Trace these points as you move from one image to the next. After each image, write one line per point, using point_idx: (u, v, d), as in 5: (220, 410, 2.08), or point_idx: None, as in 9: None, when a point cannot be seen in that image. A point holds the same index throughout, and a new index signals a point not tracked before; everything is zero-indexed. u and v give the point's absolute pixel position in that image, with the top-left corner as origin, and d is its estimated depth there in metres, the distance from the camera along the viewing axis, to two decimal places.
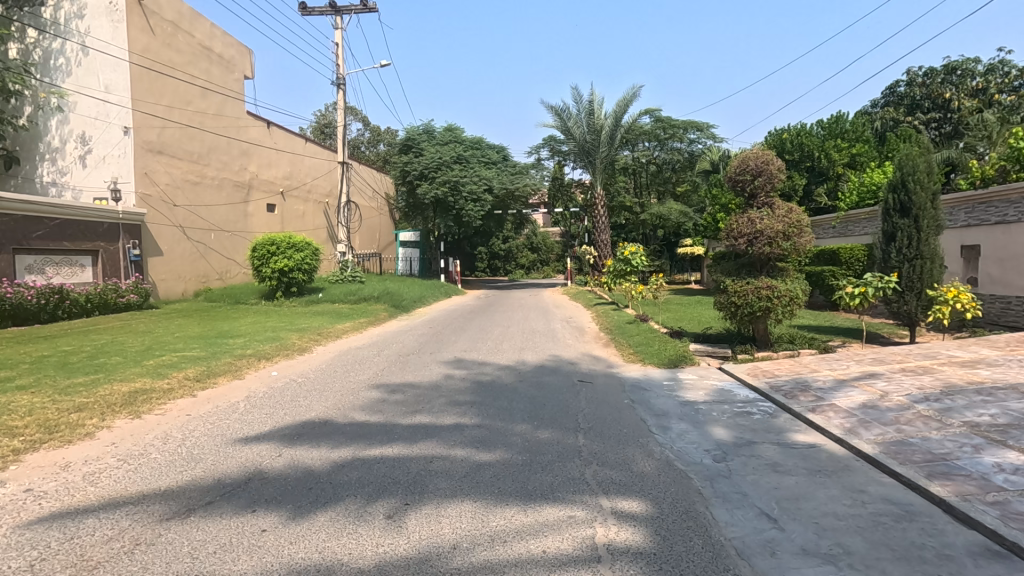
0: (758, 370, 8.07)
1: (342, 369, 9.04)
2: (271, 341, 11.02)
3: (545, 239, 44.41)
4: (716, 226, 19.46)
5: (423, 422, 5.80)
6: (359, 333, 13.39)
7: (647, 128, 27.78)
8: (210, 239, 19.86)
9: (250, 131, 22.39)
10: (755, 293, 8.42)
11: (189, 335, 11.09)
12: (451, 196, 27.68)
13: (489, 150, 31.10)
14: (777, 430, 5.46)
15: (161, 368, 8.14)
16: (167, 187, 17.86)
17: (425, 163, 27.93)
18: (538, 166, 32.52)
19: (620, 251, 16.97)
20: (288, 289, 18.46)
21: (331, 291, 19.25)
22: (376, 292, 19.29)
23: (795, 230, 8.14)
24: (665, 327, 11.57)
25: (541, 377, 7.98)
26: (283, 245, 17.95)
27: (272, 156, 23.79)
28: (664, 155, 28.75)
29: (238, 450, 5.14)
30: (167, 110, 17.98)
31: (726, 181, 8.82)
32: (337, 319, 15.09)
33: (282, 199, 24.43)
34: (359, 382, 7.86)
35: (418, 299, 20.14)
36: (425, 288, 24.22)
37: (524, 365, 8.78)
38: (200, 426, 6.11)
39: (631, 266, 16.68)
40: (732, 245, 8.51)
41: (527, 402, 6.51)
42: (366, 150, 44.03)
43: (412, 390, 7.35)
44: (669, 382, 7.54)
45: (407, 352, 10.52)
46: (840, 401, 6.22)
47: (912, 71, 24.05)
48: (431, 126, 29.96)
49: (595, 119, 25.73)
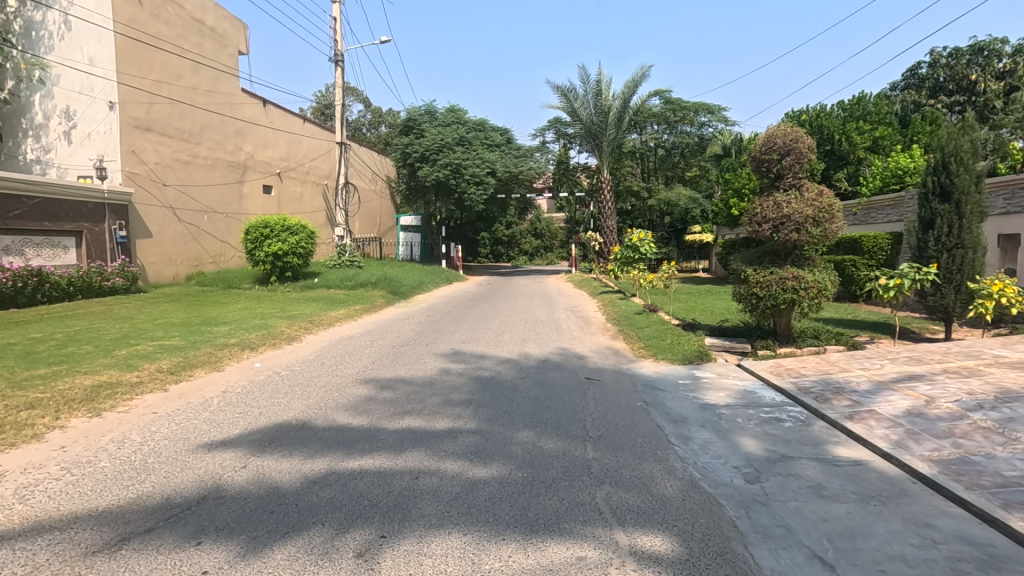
0: (781, 368, 7.39)
1: (330, 361, 8.41)
2: (258, 329, 10.37)
3: (549, 225, 43.60)
4: (728, 213, 18.69)
5: (412, 426, 5.15)
6: (354, 321, 12.76)
7: (656, 110, 26.88)
8: (203, 220, 19.20)
9: (245, 109, 21.62)
10: (779, 285, 7.71)
11: (171, 322, 10.46)
12: (453, 179, 26.90)
13: (492, 132, 30.23)
14: (814, 443, 4.79)
15: (132, 359, 7.51)
16: (156, 166, 17.14)
17: (427, 144, 27.12)
18: (543, 149, 31.64)
19: (628, 237, 16.19)
20: (283, 274, 17.83)
21: (328, 276, 18.60)
22: (374, 277, 18.66)
23: (825, 215, 7.41)
24: (677, 319, 10.90)
25: (544, 373, 7.32)
26: (277, 228, 17.20)
27: (268, 136, 23.04)
28: (673, 139, 27.87)
29: (198, 461, 4.49)
30: (156, 85, 17.20)
31: (749, 161, 8.07)
32: (331, 305, 14.47)
33: (278, 181, 23.72)
34: (346, 377, 7.22)
35: (418, 286, 19.53)
36: (425, 274, 23.58)
37: (526, 359, 8.13)
38: (166, 427, 5.49)
39: (639, 253, 15.97)
40: (755, 231, 7.77)
41: (529, 403, 5.85)
42: (367, 133, 43.21)
43: (403, 386, 6.71)
44: (686, 381, 6.87)
45: (402, 343, 9.87)
46: (881, 407, 5.54)
47: (936, 52, 23.05)
48: (433, 107, 29.12)
49: (602, 99, 24.88)
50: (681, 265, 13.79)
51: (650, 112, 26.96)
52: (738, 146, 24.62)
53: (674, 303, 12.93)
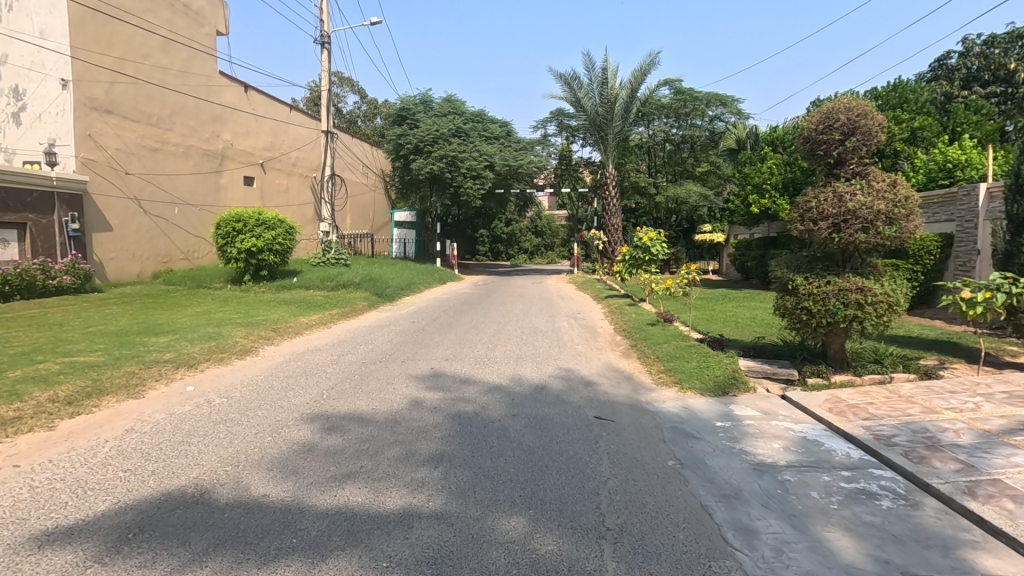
0: (843, 406, 5.84)
1: (280, 385, 6.88)
2: (206, 339, 8.82)
3: (551, 223, 42.05)
4: (746, 211, 17.15)
5: (351, 506, 3.61)
6: (327, 328, 11.22)
7: (665, 101, 25.28)
8: (174, 213, 17.65)
9: (224, 93, 20.06)
10: (838, 298, 6.16)
11: (104, 330, 8.91)
12: (448, 173, 25.33)
13: (491, 124, 28.68)
14: (941, 542, 3.25)
15: (23, 384, 5.98)
16: (117, 153, 15.58)
17: (421, 135, 25.51)
18: (544, 142, 30.09)
19: (638, 236, 14.61)
20: (258, 273, 16.28)
21: (308, 276, 17.06)
22: (358, 276, 17.13)
23: (901, 212, 5.84)
24: (699, 333, 9.35)
25: (542, 406, 5.78)
26: (250, 222, 15.65)
27: (249, 123, 21.49)
28: (682, 133, 26.27)
29: (6, 573, 2.92)
30: (119, 63, 15.64)
31: (797, 144, 6.52)
32: (305, 309, 12.93)
33: (260, 172, 22.16)
34: (291, 413, 5.67)
35: (407, 286, 18.01)
36: (417, 273, 22.07)
37: (520, 386, 6.59)
38: (10, 494, 3.92)
39: (650, 254, 14.39)
40: (808, 231, 6.20)
41: (521, 463, 4.31)
42: (362, 125, 41.68)
43: (358, 427, 5.18)
44: (726, 423, 5.32)
45: (375, 359, 8.32)
46: (1008, 477, 4.00)
47: (970, 39, 21.49)
48: (429, 96, 27.55)
49: (607, 89, 23.30)
50: (701, 268, 12.22)
51: (659, 103, 25.39)
52: (753, 140, 23.07)
53: (693, 312, 11.38)
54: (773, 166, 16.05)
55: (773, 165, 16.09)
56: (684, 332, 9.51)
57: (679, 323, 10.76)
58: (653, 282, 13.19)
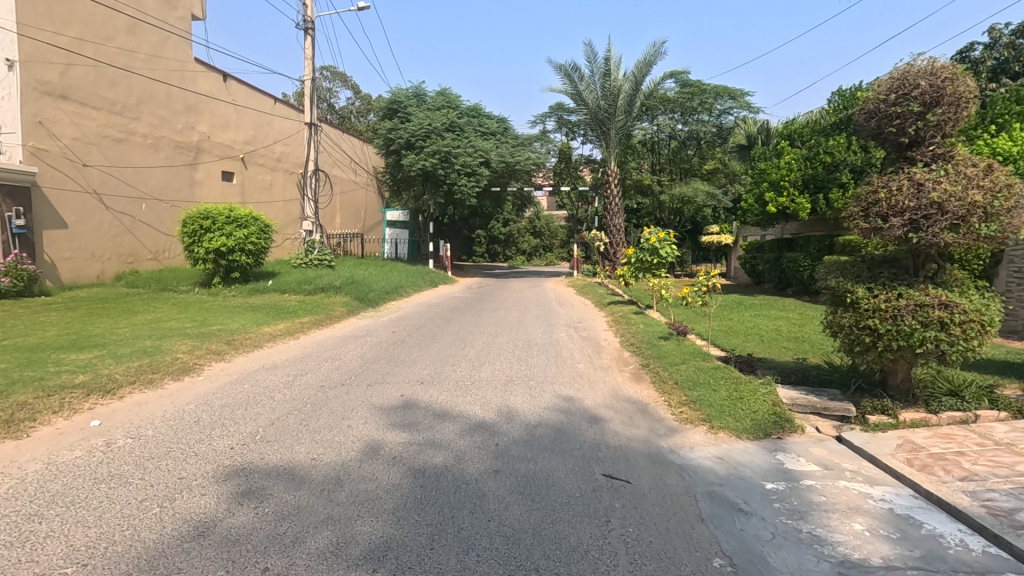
0: (925, 455, 4.51)
1: (209, 420, 5.51)
2: (138, 355, 7.45)
3: (549, 223, 40.75)
4: (760, 210, 15.80)
5: None
6: (293, 339, 9.86)
7: (670, 95, 23.92)
8: (141, 209, 16.32)
9: (199, 81, 18.75)
10: (913, 316, 4.83)
11: (19, 344, 7.53)
12: (441, 169, 23.98)
13: (487, 119, 27.36)
14: None
15: None
16: (74, 143, 14.24)
17: (413, 129, 24.16)
18: (543, 138, 28.77)
19: (645, 237, 13.23)
20: (229, 275, 14.90)
21: (285, 278, 15.75)
22: (339, 279, 15.84)
23: (1001, 205, 4.50)
24: (721, 351, 7.99)
25: (534, 459, 4.42)
26: (219, 219, 14.30)
27: (228, 115, 20.18)
28: (689, 128, 24.85)
29: None
30: (77, 44, 14.34)
31: (858, 121, 5.20)
32: (273, 316, 11.57)
33: (239, 166, 20.82)
34: (204, 466, 4.29)
35: (394, 289, 16.71)
36: (406, 275, 20.80)
37: (507, 423, 5.24)
38: None
39: (658, 257, 13.02)
40: (876, 229, 4.86)
41: (500, 566, 2.95)
42: (355, 121, 40.31)
43: (284, 490, 3.83)
44: (780, 487, 3.97)
45: (338, 381, 6.96)
46: None
47: (999, 29, 20.28)
48: (421, 89, 26.20)
49: (610, 81, 22.00)
50: (718, 273, 10.82)
51: (664, 96, 24.00)
52: (764, 136, 21.70)
53: (710, 322, 10.01)
54: (791, 161, 14.60)
55: (790, 159, 14.68)
56: (703, 349, 8.15)
57: (694, 336, 9.38)
58: (663, 287, 11.81)
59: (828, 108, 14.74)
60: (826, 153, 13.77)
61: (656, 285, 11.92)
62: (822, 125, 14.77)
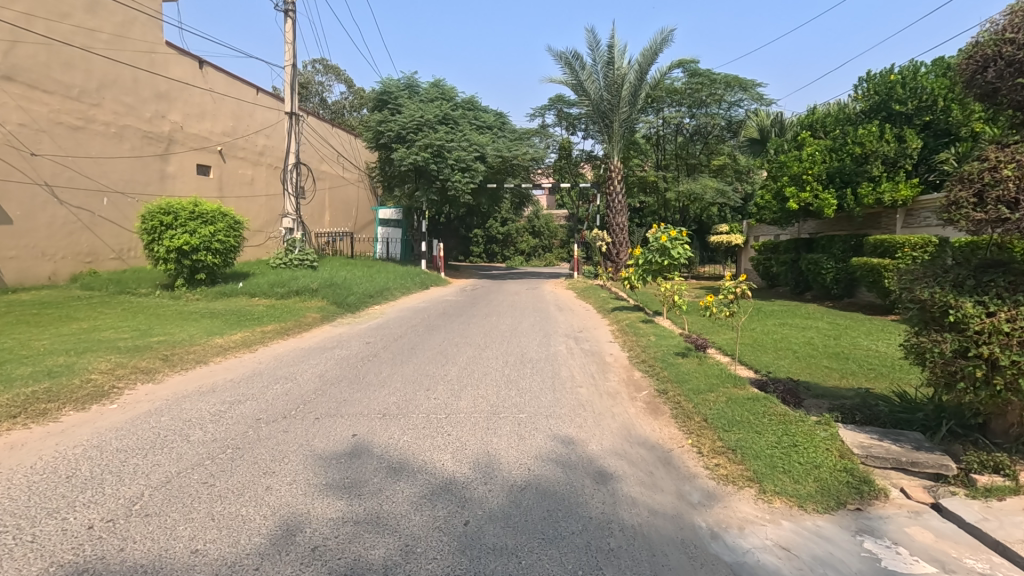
0: None
1: (90, 471, 4.16)
2: (40, 377, 6.10)
3: (549, 223, 39.35)
4: (779, 207, 14.40)
5: None
6: (248, 353, 8.51)
7: (677, 86, 22.49)
8: (102, 204, 15.01)
9: (171, 67, 17.46)
10: None
11: None
12: (434, 164, 22.58)
13: (484, 112, 25.99)
14: None
15: None
16: (20, 129, 12.98)
17: (403, 122, 22.74)
18: (543, 133, 27.40)
19: (653, 236, 11.83)
20: (194, 276, 13.48)
21: (258, 279, 14.40)
22: (317, 281, 14.48)
23: None
24: (754, 374, 6.58)
25: (516, 553, 3.02)
26: (182, 214, 12.93)
27: (204, 104, 18.86)
28: (696, 121, 23.38)
29: None
30: (25, 20, 13.07)
31: (963, 76, 4.37)
32: (233, 322, 10.25)
33: (216, 160, 19.50)
34: (29, 562, 2.94)
35: (378, 292, 15.36)
36: (394, 276, 19.43)
37: (482, 485, 3.86)
38: None
39: (669, 258, 11.61)
40: (992, 216, 3.74)
41: None
42: (348, 116, 38.94)
43: None
44: None
45: (281, 412, 5.58)
46: None
47: None
48: (414, 80, 24.83)
49: (613, 70, 20.66)
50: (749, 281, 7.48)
51: (671, 87, 22.56)
52: (779, 128, 20.22)
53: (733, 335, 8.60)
54: (815, 152, 13.18)
55: (814, 151, 13.25)
56: (731, 371, 6.73)
57: (717, 353, 7.95)
58: (675, 293, 10.36)
59: (856, 95, 13.29)
60: (855, 143, 12.30)
61: (667, 290, 10.46)
62: (850, 114, 13.35)
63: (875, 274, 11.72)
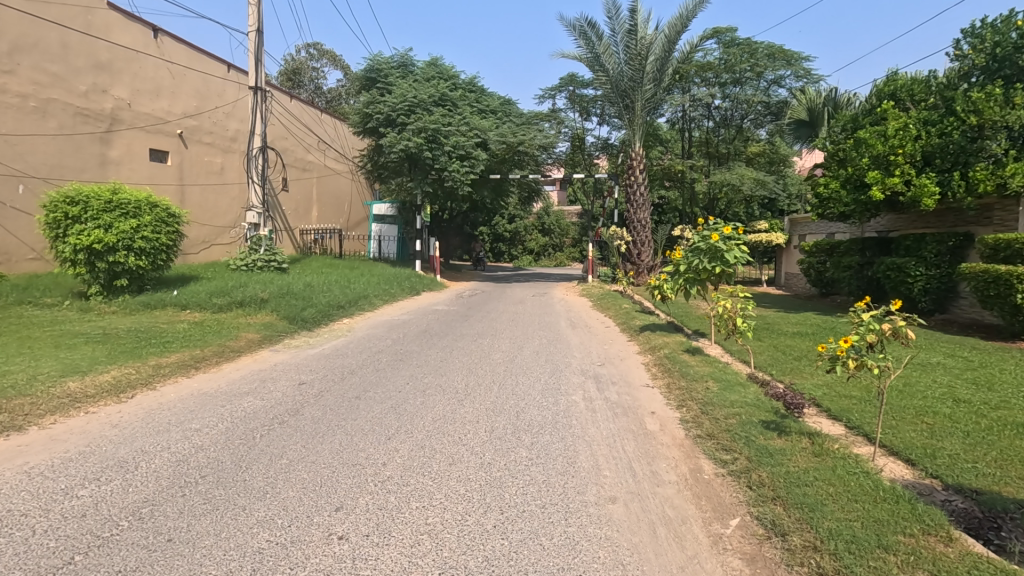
0: None
1: None
2: None
3: (560, 220, 36.18)
4: (850, 195, 11.35)
5: None
6: (111, 404, 5.75)
7: (709, 61, 19.45)
8: (15, 192, 12.59)
9: (115, 32, 14.90)
10: None
11: None
12: (428, 151, 19.73)
13: (487, 95, 23.15)
14: None
15: None
16: None
17: (394, 102, 19.89)
18: (553, 117, 24.46)
19: (701, 231, 8.68)
20: (113, 283, 10.72)
21: (200, 285, 11.73)
22: (272, 288, 11.75)
23: None
24: (934, 488, 3.63)
25: None
26: (93, 203, 10.23)
27: (160, 79, 16.24)
28: (730, 102, 20.30)
29: None
30: None
31: None
32: (126, 347, 7.56)
33: (176, 144, 16.90)
34: None
35: (349, 302, 12.55)
36: (376, 280, 16.64)
37: None
38: None
39: (719, 262, 8.42)
40: None
41: None
42: (345, 104, 36.26)
43: None
44: None
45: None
46: None
47: None
48: (409, 58, 21.99)
49: (635, 39, 17.65)
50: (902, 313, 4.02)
51: (701, 62, 19.51)
52: (832, 108, 17.14)
53: (839, 392, 5.65)
54: (906, 125, 10.20)
55: (905, 124, 10.21)
56: (886, 476, 3.74)
57: (832, 423, 4.99)
58: (738, 317, 7.31)
59: (962, 51, 10.24)
60: (968, 112, 9.38)
61: (727, 314, 7.38)
62: (951, 76, 10.34)
63: (1000, 286, 8.68)
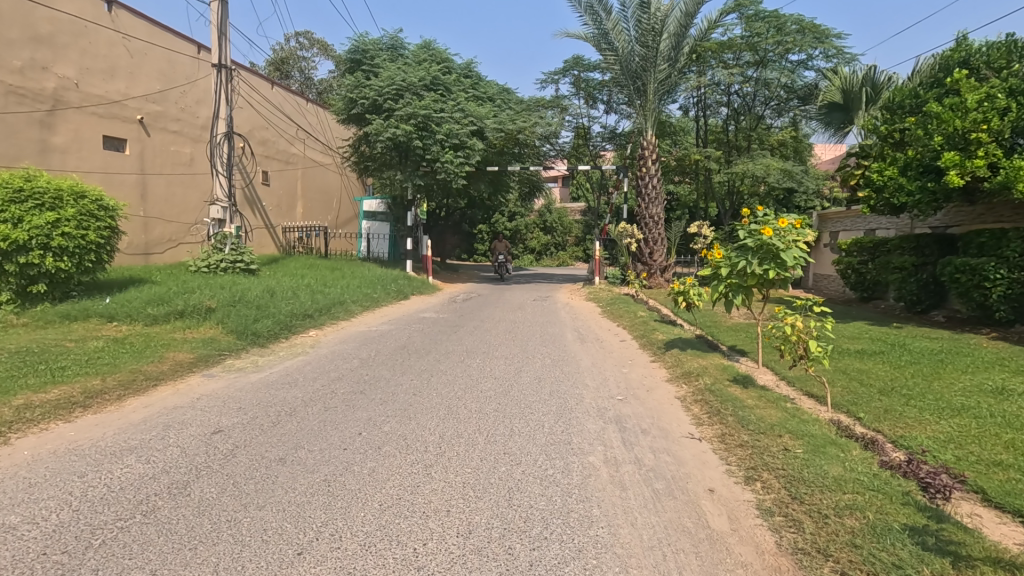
0: None
1: None
2: None
3: (563, 217, 34.28)
4: (912, 182, 9.48)
5: None
6: None
7: (729, 40, 17.58)
8: None
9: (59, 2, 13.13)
10: None
11: None
12: (418, 139, 17.89)
13: (483, 81, 21.32)
14: None
15: None
16: None
17: (380, 86, 18.06)
18: (556, 105, 22.58)
19: (748, 225, 6.82)
20: (28, 289, 8.88)
21: (141, 290, 9.92)
22: (225, 295, 9.91)
23: None
24: None
25: None
26: None
27: (115, 57, 14.44)
28: (751, 86, 18.43)
29: None
30: None
31: None
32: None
33: (135, 130, 15.09)
34: None
35: (319, 310, 10.73)
36: (358, 283, 14.79)
37: None
38: None
39: (773, 263, 6.54)
40: None
41: None
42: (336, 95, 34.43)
43: None
44: None
45: None
46: None
47: None
48: (399, 41, 20.16)
49: (647, 13, 15.77)
50: None
51: (720, 41, 17.62)
52: (870, 89, 15.24)
53: (990, 464, 3.80)
54: (990, 97, 8.34)
55: (988, 95, 8.37)
56: None
57: (1009, 526, 3.12)
58: (810, 339, 5.30)
59: None
60: None
61: (795, 334, 5.37)
62: None
63: None
